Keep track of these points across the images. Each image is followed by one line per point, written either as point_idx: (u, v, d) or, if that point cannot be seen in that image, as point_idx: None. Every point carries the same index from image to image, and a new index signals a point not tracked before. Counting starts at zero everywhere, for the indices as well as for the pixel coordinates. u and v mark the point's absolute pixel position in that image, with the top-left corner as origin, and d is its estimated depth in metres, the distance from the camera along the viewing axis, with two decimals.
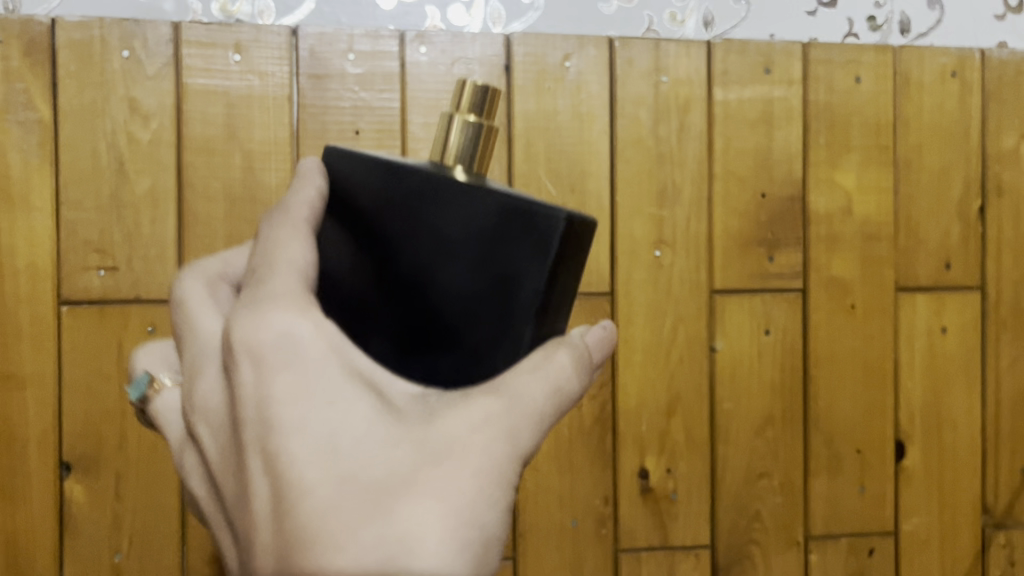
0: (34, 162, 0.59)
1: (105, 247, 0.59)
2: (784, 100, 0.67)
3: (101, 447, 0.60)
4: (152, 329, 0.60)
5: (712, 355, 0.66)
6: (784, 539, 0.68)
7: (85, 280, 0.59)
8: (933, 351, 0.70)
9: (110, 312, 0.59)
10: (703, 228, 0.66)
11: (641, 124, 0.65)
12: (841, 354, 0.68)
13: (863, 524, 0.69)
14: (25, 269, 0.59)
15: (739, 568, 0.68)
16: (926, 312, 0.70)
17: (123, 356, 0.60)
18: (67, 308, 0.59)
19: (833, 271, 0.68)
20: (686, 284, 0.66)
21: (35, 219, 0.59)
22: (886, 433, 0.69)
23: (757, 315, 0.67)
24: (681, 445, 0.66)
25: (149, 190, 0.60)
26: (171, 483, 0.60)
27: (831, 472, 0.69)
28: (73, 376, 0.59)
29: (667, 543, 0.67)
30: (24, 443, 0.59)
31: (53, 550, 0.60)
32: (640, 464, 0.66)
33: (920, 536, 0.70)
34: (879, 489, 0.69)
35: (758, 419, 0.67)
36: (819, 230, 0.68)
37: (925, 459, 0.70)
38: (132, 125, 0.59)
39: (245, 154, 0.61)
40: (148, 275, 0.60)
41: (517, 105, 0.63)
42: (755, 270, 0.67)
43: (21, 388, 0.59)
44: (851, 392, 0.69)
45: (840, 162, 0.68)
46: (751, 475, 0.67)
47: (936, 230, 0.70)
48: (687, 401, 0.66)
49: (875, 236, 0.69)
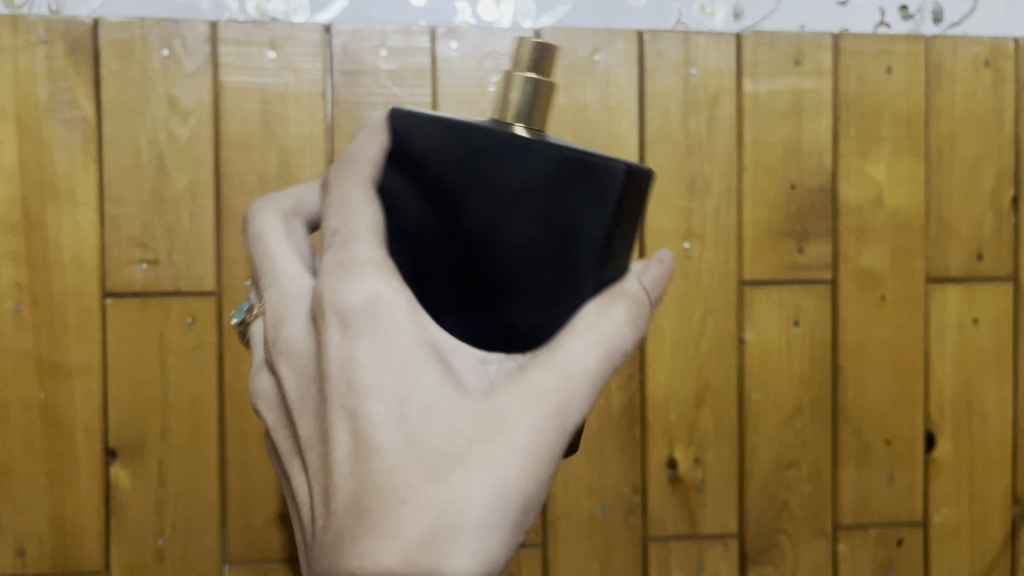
0: (78, 158, 0.61)
1: (147, 241, 0.61)
2: (814, 92, 0.67)
3: (145, 434, 0.62)
4: (193, 320, 0.62)
5: (741, 346, 0.67)
6: (812, 528, 0.68)
7: (128, 272, 0.61)
8: (965, 343, 0.70)
9: (152, 304, 0.61)
10: (733, 219, 0.66)
11: (670, 117, 0.65)
12: (870, 345, 0.68)
13: (892, 515, 0.70)
14: (71, 262, 0.61)
15: (767, 558, 0.68)
16: (957, 303, 0.70)
17: (164, 347, 0.62)
18: (112, 300, 0.61)
19: (863, 263, 0.68)
20: (715, 275, 0.66)
21: (80, 214, 0.61)
22: (916, 424, 0.69)
23: (787, 306, 0.67)
24: (710, 435, 0.67)
25: (189, 185, 0.61)
26: (212, 470, 0.62)
27: (860, 462, 0.69)
28: (118, 366, 0.61)
29: (695, 532, 0.67)
30: (71, 431, 0.61)
31: (100, 534, 0.62)
32: (669, 453, 0.67)
33: (950, 526, 0.70)
34: (909, 480, 0.70)
35: (788, 410, 0.68)
36: (850, 221, 0.68)
37: (956, 450, 0.70)
38: (173, 122, 0.61)
39: (282, 150, 0.62)
40: (188, 268, 0.62)
41: (548, 99, 0.64)
42: (785, 262, 0.67)
43: (69, 377, 0.61)
44: (880, 384, 0.69)
45: (870, 154, 0.68)
46: (779, 465, 0.68)
47: (968, 222, 0.69)
48: (716, 391, 0.67)
49: (906, 228, 0.68)
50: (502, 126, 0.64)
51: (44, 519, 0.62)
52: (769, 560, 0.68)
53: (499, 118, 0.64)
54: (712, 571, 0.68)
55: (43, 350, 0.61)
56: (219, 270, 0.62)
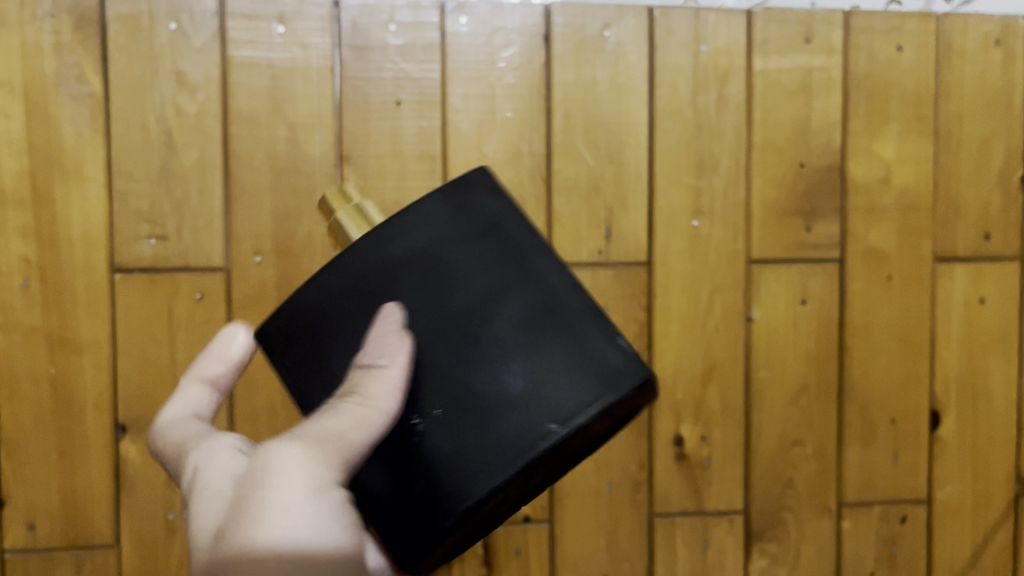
0: (86, 134, 0.60)
1: (155, 217, 0.61)
2: (824, 70, 0.67)
3: (154, 409, 0.62)
4: (201, 296, 0.62)
5: (749, 324, 0.67)
6: (817, 505, 0.69)
7: (137, 248, 0.61)
8: (971, 322, 0.70)
9: (161, 279, 0.61)
10: (741, 198, 0.66)
11: (680, 94, 0.65)
12: (876, 324, 0.69)
13: (896, 492, 0.70)
14: (79, 237, 0.61)
15: (772, 535, 0.69)
16: (964, 283, 0.70)
17: (173, 323, 0.62)
18: (120, 276, 0.61)
19: (870, 242, 0.68)
20: (723, 253, 0.66)
21: (89, 189, 0.61)
22: (921, 402, 0.70)
23: (794, 285, 0.67)
24: (716, 413, 0.67)
25: (197, 161, 0.61)
26: None
27: (865, 440, 0.69)
28: (127, 341, 0.61)
29: (701, 508, 0.68)
30: (81, 406, 0.61)
31: (109, 508, 0.62)
32: (676, 431, 0.67)
33: (954, 504, 0.71)
34: (913, 457, 0.70)
35: (793, 388, 0.68)
36: (857, 200, 0.68)
37: (961, 429, 0.71)
38: (181, 97, 0.61)
39: (290, 126, 0.62)
40: (197, 244, 0.62)
41: (557, 75, 0.64)
42: (792, 240, 0.67)
43: (78, 352, 0.61)
44: (886, 362, 0.69)
45: (878, 134, 0.68)
46: (785, 442, 0.68)
47: (976, 201, 0.69)
48: (723, 368, 0.67)
49: (913, 207, 0.69)
50: (512, 103, 0.64)
51: (54, 494, 0.62)
52: (774, 537, 0.69)
53: (509, 94, 0.63)
54: (717, 547, 0.68)
55: (52, 326, 0.61)
56: (227, 246, 0.62)
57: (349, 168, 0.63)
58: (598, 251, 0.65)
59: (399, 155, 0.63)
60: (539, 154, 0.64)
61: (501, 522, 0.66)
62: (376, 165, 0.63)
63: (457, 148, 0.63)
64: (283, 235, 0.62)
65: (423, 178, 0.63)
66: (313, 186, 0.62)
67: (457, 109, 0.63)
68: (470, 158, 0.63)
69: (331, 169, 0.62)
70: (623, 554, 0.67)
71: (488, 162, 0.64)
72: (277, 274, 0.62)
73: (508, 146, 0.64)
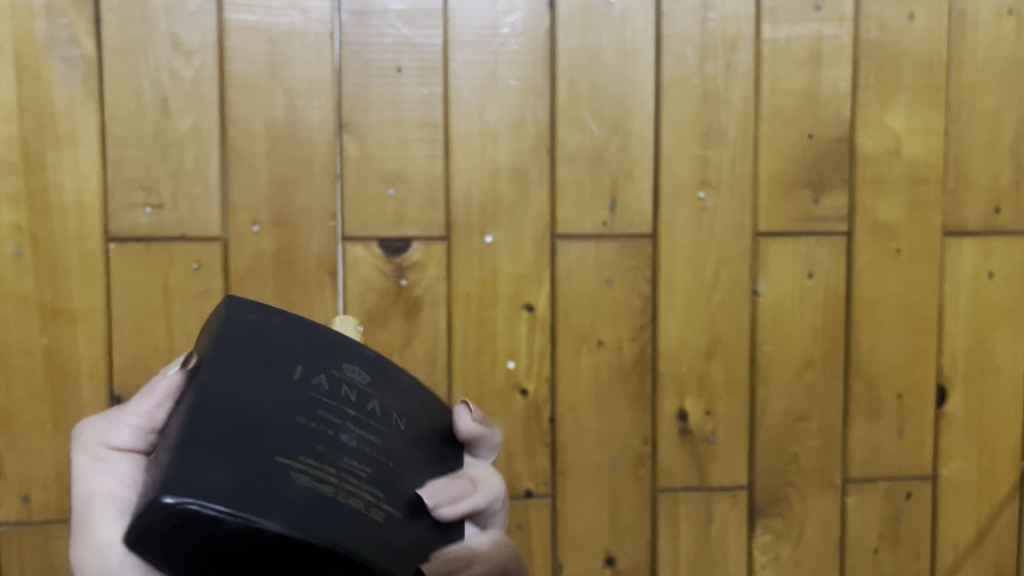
0: (79, 98, 0.59)
1: (151, 185, 0.60)
2: (834, 38, 0.65)
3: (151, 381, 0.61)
4: (198, 266, 0.61)
5: (755, 298, 0.66)
6: (821, 481, 0.68)
7: (132, 216, 0.60)
8: (979, 297, 0.69)
9: (157, 248, 0.60)
10: (748, 169, 0.65)
11: (687, 62, 0.64)
12: (884, 298, 0.68)
13: (901, 469, 0.69)
14: (72, 204, 0.59)
15: (776, 511, 0.68)
16: (973, 257, 0.69)
17: (170, 293, 0.60)
18: (114, 245, 0.60)
19: (878, 215, 0.67)
20: (729, 225, 0.65)
21: (82, 156, 0.59)
22: (927, 377, 0.69)
23: (801, 258, 0.66)
24: (720, 387, 0.66)
25: (193, 128, 0.60)
26: None
27: (870, 416, 0.68)
28: (123, 311, 0.60)
29: (704, 484, 0.67)
30: (76, 377, 0.60)
31: None
32: (679, 405, 0.66)
33: (959, 480, 0.70)
34: (918, 433, 0.69)
35: (799, 363, 0.67)
36: (866, 172, 0.67)
37: (967, 405, 0.70)
38: (176, 62, 0.59)
39: (288, 92, 0.60)
40: (194, 212, 0.60)
41: (562, 42, 0.62)
42: (800, 212, 0.66)
43: (72, 322, 0.60)
44: (893, 337, 0.68)
45: (889, 104, 0.66)
46: (790, 418, 0.67)
47: (987, 173, 0.68)
48: (728, 342, 0.66)
49: (923, 180, 0.67)
50: (515, 70, 0.62)
51: (48, 467, 0.61)
52: (777, 513, 0.68)
53: (512, 61, 0.62)
54: (720, 523, 0.68)
55: (45, 295, 0.60)
56: (224, 215, 0.61)
57: (349, 135, 0.61)
58: (602, 223, 0.64)
59: (400, 123, 0.61)
60: (543, 122, 0.63)
61: None
62: (376, 132, 0.61)
63: (459, 116, 0.62)
64: (281, 204, 0.61)
65: (424, 147, 0.62)
66: (311, 154, 0.61)
67: (460, 75, 0.62)
68: (472, 127, 0.62)
69: (330, 136, 0.61)
70: (626, 530, 0.67)
71: (491, 131, 0.62)
72: (275, 244, 0.61)
73: (511, 115, 0.62)
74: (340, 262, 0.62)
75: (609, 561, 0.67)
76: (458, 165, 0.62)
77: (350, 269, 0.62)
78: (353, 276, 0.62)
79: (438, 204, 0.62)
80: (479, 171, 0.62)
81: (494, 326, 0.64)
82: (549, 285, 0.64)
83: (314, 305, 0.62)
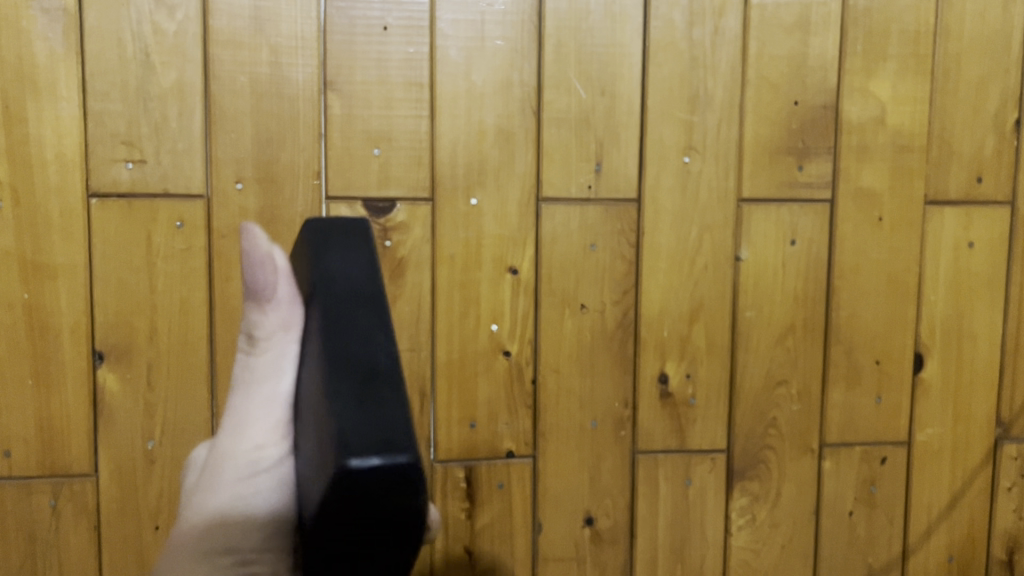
0: (60, 51, 0.58)
1: (132, 140, 0.59)
2: (823, 5, 0.65)
3: (133, 337, 0.61)
4: (181, 224, 0.60)
5: (737, 264, 0.66)
6: (799, 445, 0.69)
7: (114, 171, 0.59)
8: (958, 265, 0.70)
9: (139, 205, 0.60)
10: (733, 134, 0.65)
11: (674, 26, 0.63)
12: (865, 265, 0.68)
13: (878, 433, 0.70)
14: (53, 158, 0.59)
15: (754, 474, 0.69)
16: (954, 225, 0.69)
17: (152, 250, 0.60)
18: (96, 202, 0.59)
19: (862, 182, 0.67)
20: (714, 191, 0.65)
21: (63, 110, 0.59)
22: (906, 344, 0.70)
23: (784, 225, 0.67)
24: (702, 351, 0.67)
25: (176, 83, 0.59)
26: (201, 372, 0.62)
27: (849, 381, 0.69)
28: (104, 268, 0.60)
29: (684, 446, 0.68)
30: (57, 333, 0.60)
31: (86, 437, 0.61)
32: (661, 368, 0.67)
33: (934, 446, 0.71)
34: (895, 399, 0.70)
35: (780, 329, 0.68)
36: (851, 139, 0.67)
37: (945, 371, 0.71)
38: (159, 16, 0.58)
39: (273, 49, 0.60)
40: (177, 169, 0.60)
41: (550, 3, 0.62)
42: (784, 179, 0.66)
43: (54, 278, 0.60)
44: (873, 304, 0.69)
45: (875, 72, 0.67)
46: (769, 382, 0.68)
47: (970, 143, 0.69)
48: (710, 307, 0.67)
49: (907, 148, 0.68)
50: (503, 31, 0.62)
51: (29, 421, 0.61)
52: (755, 476, 0.69)
53: (499, 21, 0.62)
54: (699, 485, 0.69)
55: (25, 251, 0.59)
56: (208, 172, 0.60)
57: (334, 94, 0.61)
58: (587, 186, 0.64)
59: (385, 82, 0.61)
60: (530, 84, 0.62)
61: (484, 457, 0.65)
62: (361, 91, 0.61)
63: (445, 76, 0.62)
64: (265, 162, 0.61)
65: (410, 107, 0.62)
66: (296, 111, 0.60)
67: (446, 35, 0.61)
68: (458, 88, 0.62)
69: (316, 95, 0.60)
70: (605, 490, 0.67)
71: (477, 92, 0.62)
72: (259, 203, 0.61)
73: (498, 76, 0.62)
74: None
75: (588, 521, 0.67)
76: (444, 126, 0.62)
77: None
78: None
79: (423, 164, 0.62)
80: (464, 133, 0.62)
81: (478, 288, 0.64)
82: (533, 248, 0.64)
83: None
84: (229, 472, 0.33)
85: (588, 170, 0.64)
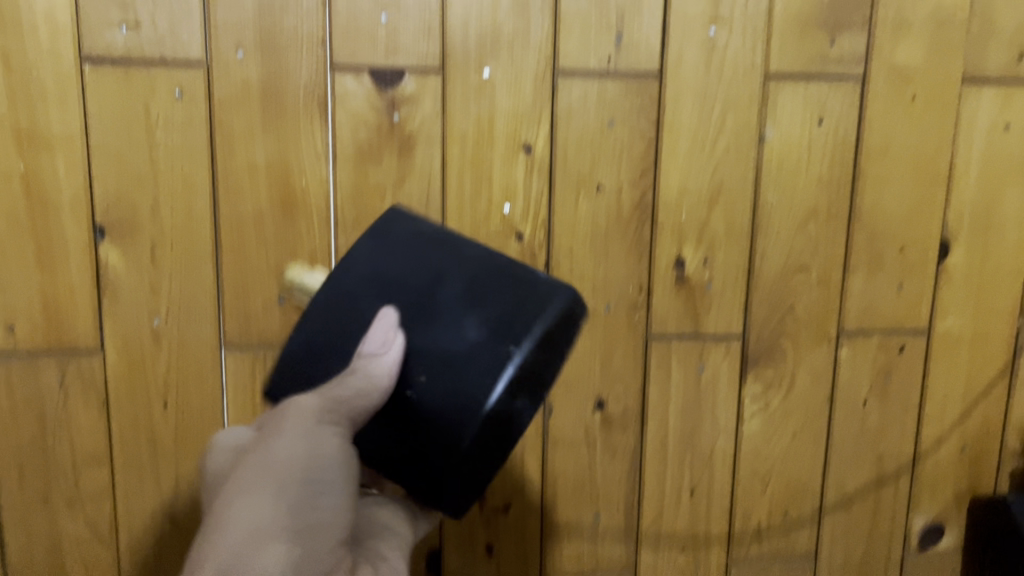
0: None
1: (126, 3, 0.56)
2: None
3: (135, 212, 0.59)
4: (180, 93, 0.58)
5: (761, 144, 0.64)
6: (816, 333, 0.68)
7: (108, 36, 0.56)
8: (992, 149, 0.67)
9: (136, 73, 0.57)
10: (763, 4, 0.61)
11: None
12: (894, 147, 0.65)
13: (897, 321, 0.69)
14: (43, 21, 0.56)
15: (768, 361, 0.68)
16: (990, 106, 0.66)
17: (151, 121, 0.58)
18: (90, 68, 0.57)
19: (896, 59, 0.64)
20: (740, 66, 0.62)
21: None
22: (931, 231, 0.67)
23: (812, 103, 0.64)
24: (720, 235, 0.65)
25: None
26: (206, 249, 0.60)
27: (871, 268, 0.67)
28: (102, 139, 0.58)
29: (698, 332, 0.67)
30: (56, 206, 0.58)
31: (91, 314, 0.60)
32: (678, 253, 0.65)
33: (954, 335, 0.70)
34: (917, 287, 0.68)
35: (802, 213, 0.65)
36: (888, 11, 0.63)
37: (970, 260, 0.69)
38: None
39: None
40: (174, 34, 0.57)
41: None
42: (814, 54, 0.63)
43: (50, 149, 0.57)
44: (900, 189, 0.66)
45: None
46: (788, 269, 0.66)
47: (1014, 17, 0.64)
48: (730, 189, 0.64)
49: (947, 22, 0.64)
50: None
51: (32, 298, 0.59)
52: (770, 363, 0.68)
53: None
54: (712, 372, 0.68)
55: (19, 120, 0.57)
56: (206, 39, 0.57)
57: None
58: (606, 59, 0.61)
59: None
60: None
61: None
62: None
63: None
64: (267, 28, 0.57)
65: None
66: None
67: None
68: None
69: None
70: (617, 375, 0.66)
71: None
72: (261, 73, 0.58)
73: None
74: (330, 94, 0.59)
75: (599, 406, 0.67)
76: None
77: (340, 101, 0.59)
78: (343, 109, 0.59)
79: (433, 33, 0.59)
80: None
81: (490, 166, 0.61)
82: (548, 125, 0.61)
83: (302, 138, 0.59)
84: (265, 498, 0.39)
85: (608, 42, 0.60)
